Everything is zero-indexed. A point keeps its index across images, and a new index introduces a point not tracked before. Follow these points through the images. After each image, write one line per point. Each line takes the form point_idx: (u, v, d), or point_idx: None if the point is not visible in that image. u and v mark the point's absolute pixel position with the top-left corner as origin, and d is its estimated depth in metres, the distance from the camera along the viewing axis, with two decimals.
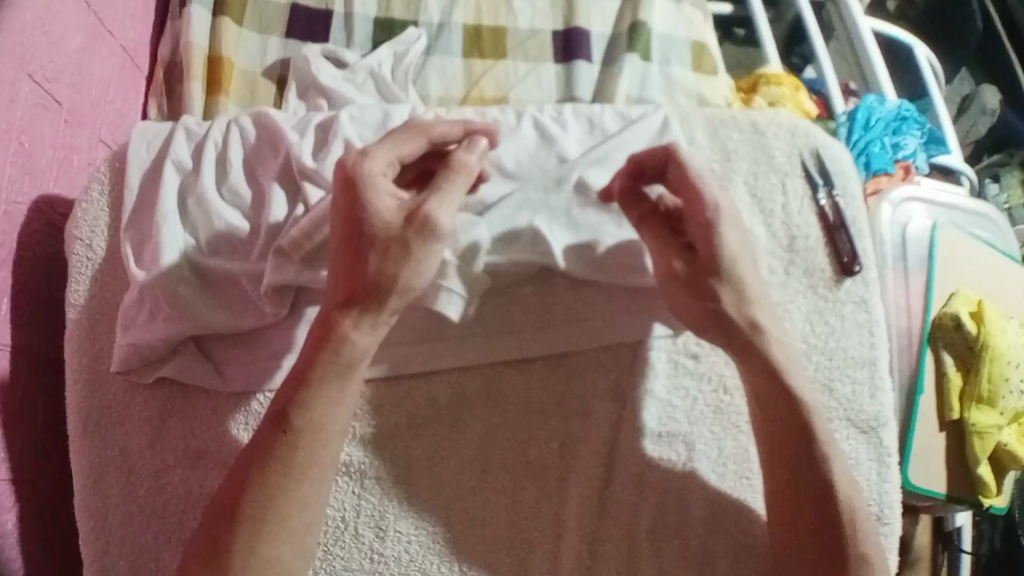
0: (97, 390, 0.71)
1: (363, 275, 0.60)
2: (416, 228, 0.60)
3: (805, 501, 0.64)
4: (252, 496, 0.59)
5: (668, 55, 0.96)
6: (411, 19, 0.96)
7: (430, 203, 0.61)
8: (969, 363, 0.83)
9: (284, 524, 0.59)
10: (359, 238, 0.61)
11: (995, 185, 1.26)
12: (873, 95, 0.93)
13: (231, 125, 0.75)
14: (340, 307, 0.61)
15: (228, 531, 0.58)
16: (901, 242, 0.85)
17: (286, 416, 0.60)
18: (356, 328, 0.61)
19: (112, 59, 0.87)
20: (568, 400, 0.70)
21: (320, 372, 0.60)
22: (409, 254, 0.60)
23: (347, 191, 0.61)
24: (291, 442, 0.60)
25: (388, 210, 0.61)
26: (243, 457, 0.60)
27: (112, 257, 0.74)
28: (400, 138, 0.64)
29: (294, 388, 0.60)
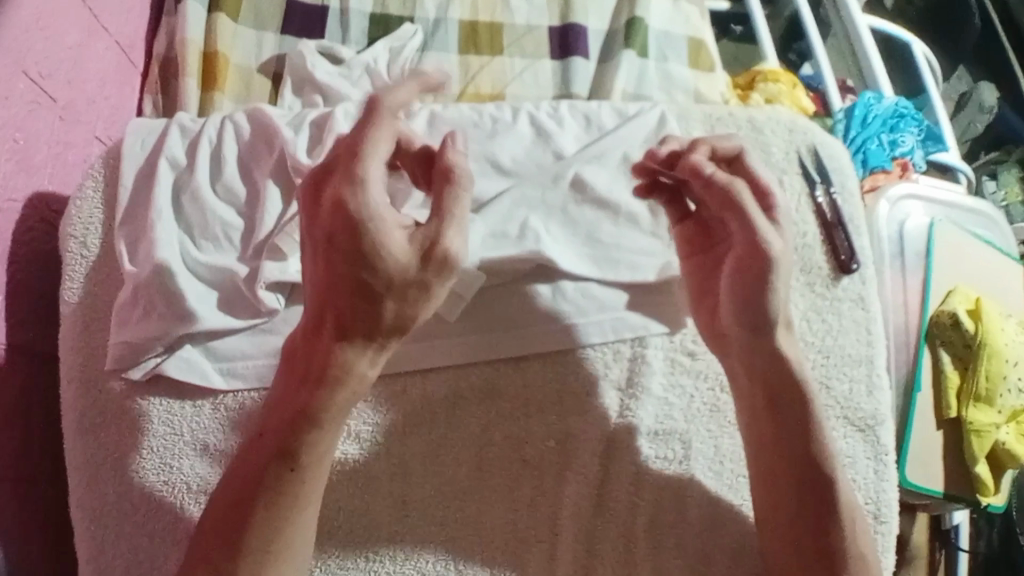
0: (92, 387, 0.70)
1: (366, 309, 0.52)
2: (437, 268, 0.52)
3: (806, 505, 0.63)
4: (256, 528, 0.54)
5: (665, 52, 0.95)
6: (408, 16, 0.95)
7: (446, 236, 0.52)
8: (967, 361, 0.82)
9: (285, 554, 0.56)
10: (372, 285, 0.51)
11: (993, 183, 1.26)
12: (871, 92, 0.92)
13: (226, 122, 0.75)
14: (344, 337, 0.53)
15: (226, 566, 0.54)
16: (898, 239, 0.84)
17: (293, 454, 0.55)
18: (360, 361, 0.54)
19: (108, 55, 0.86)
20: (566, 399, 0.69)
21: (329, 408, 0.55)
22: (428, 295, 0.53)
23: (347, 230, 0.51)
24: (300, 477, 0.55)
25: (399, 248, 0.51)
26: (238, 481, 0.56)
27: (107, 254, 0.74)
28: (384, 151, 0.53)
29: (299, 423, 0.55)
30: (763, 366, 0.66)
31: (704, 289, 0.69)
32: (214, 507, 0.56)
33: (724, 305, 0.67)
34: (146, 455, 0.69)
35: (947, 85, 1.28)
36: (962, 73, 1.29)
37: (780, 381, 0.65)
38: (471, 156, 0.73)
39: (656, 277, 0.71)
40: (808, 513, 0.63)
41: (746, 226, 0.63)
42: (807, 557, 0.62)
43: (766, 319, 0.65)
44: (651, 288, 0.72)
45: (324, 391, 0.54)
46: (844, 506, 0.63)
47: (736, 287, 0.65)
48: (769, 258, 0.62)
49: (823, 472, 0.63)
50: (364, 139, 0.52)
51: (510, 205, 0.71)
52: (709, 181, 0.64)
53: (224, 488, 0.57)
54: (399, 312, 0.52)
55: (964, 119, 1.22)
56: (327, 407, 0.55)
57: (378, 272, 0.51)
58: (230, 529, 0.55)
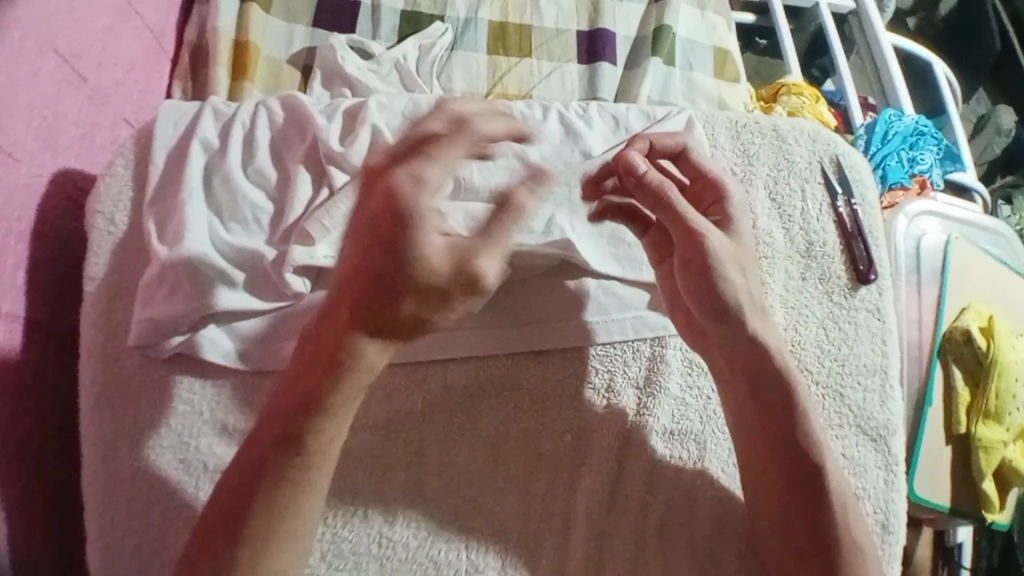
0: (112, 362, 0.71)
1: (388, 311, 0.50)
2: (464, 285, 0.49)
3: (818, 514, 0.63)
4: (257, 513, 0.54)
5: (691, 61, 0.96)
6: (438, 15, 0.97)
7: (481, 256, 0.50)
8: (977, 378, 0.83)
9: (290, 538, 0.56)
10: (400, 286, 0.49)
11: (1007, 207, 1.22)
12: (892, 109, 0.93)
13: (259, 107, 0.75)
14: (363, 331, 0.52)
15: (229, 550, 0.54)
16: (914, 254, 0.85)
17: (297, 439, 0.55)
18: (373, 353, 0.53)
19: (139, 41, 0.88)
20: (584, 395, 0.70)
21: (335, 396, 0.54)
22: (448, 306, 0.50)
23: (389, 221, 0.49)
24: (305, 462, 0.56)
25: (434, 255, 0.49)
26: (241, 462, 0.56)
27: (134, 232, 0.75)
28: (453, 146, 0.51)
29: (306, 410, 0.55)
30: (775, 373, 0.66)
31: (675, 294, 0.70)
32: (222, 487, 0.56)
33: (692, 301, 0.67)
34: (164, 433, 0.69)
35: (967, 105, 1.30)
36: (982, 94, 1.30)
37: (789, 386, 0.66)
38: None
39: None
40: (816, 526, 0.63)
41: (675, 217, 0.66)
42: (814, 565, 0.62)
43: None
44: None
45: (331, 379, 0.54)
46: (846, 515, 0.63)
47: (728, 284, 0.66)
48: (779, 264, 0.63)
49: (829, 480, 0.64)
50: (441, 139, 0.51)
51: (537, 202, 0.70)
52: (642, 179, 0.66)
53: (230, 474, 0.56)
54: (412, 315, 0.50)
55: (982, 140, 1.23)
56: (332, 397, 0.54)
57: (408, 274, 0.49)
58: (233, 514, 0.55)
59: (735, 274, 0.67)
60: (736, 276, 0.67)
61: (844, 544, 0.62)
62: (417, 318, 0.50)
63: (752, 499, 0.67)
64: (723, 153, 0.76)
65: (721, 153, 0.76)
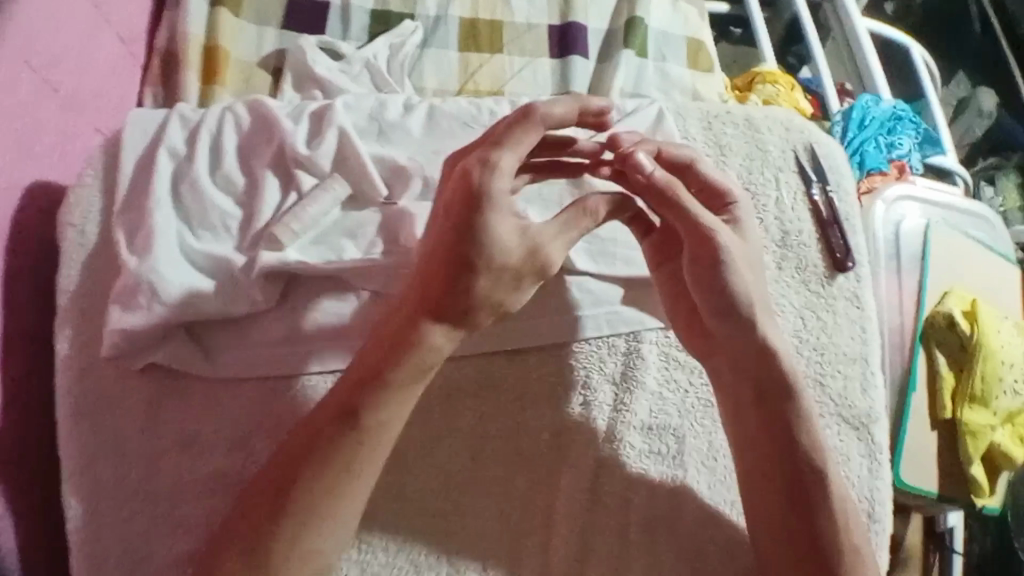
0: (87, 374, 0.70)
1: (462, 289, 0.58)
2: (534, 266, 0.59)
3: (815, 508, 0.63)
4: (305, 486, 0.56)
5: (664, 52, 0.96)
6: (408, 12, 0.97)
7: (549, 243, 0.60)
8: (962, 362, 0.82)
9: (332, 518, 0.56)
10: (477, 264, 0.57)
11: (991, 188, 1.22)
12: (868, 94, 0.92)
13: (225, 113, 0.73)
14: (432, 318, 0.58)
15: (270, 525, 0.55)
16: (894, 239, 0.84)
17: (355, 413, 0.57)
18: (441, 338, 0.58)
19: (110, 49, 0.87)
20: (561, 392, 0.70)
21: (398, 374, 0.58)
22: (519, 286, 0.60)
23: (466, 201, 0.57)
24: (359, 441, 0.57)
25: (508, 237, 0.58)
26: (298, 436, 0.58)
27: (105, 243, 0.74)
28: (520, 140, 0.60)
29: (367, 385, 0.57)
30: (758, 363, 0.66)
31: (681, 293, 0.70)
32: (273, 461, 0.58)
33: (698, 300, 0.67)
34: (140, 445, 0.69)
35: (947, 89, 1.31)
36: (961, 78, 1.32)
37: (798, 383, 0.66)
38: None
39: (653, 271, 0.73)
40: (808, 518, 0.63)
41: (685, 218, 0.65)
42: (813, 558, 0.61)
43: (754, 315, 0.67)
44: (645, 285, 0.74)
45: (398, 357, 0.58)
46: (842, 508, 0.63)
47: (716, 277, 0.66)
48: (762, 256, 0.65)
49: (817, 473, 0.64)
50: (513, 136, 0.60)
51: None
52: (650, 177, 0.66)
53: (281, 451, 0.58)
54: (486, 294, 0.58)
55: (963, 123, 1.22)
56: (394, 373, 0.58)
57: (484, 253, 0.57)
58: (281, 487, 0.56)
59: (747, 272, 0.66)
60: (747, 275, 0.67)
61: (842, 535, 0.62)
62: (489, 297, 0.58)
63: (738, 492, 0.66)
64: (695, 144, 0.76)
65: (693, 145, 0.75)
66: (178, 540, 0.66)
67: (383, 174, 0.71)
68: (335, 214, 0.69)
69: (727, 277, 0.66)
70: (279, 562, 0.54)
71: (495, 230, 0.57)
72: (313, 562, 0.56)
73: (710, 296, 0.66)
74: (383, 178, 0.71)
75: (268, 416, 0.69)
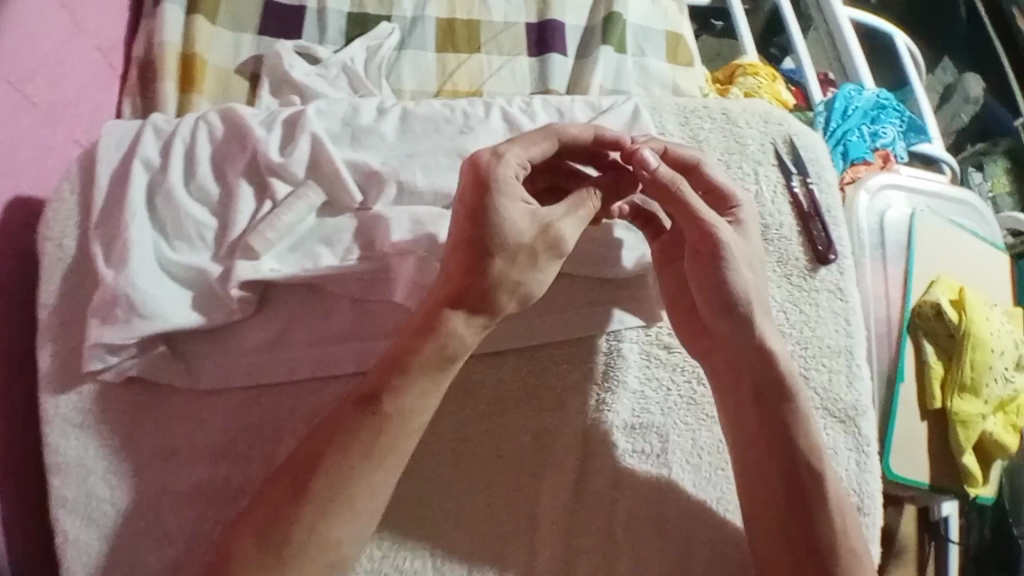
0: (68, 388, 0.70)
1: (480, 271, 0.61)
2: (548, 245, 0.62)
3: (808, 501, 0.63)
4: (325, 472, 0.58)
5: (642, 46, 0.95)
6: (385, 14, 0.97)
7: (560, 222, 0.63)
8: (951, 352, 0.81)
9: (354, 506, 0.58)
10: (491, 243, 0.61)
11: (979, 174, 1.24)
12: (851, 84, 0.91)
13: (199, 123, 0.73)
14: (453, 305, 0.62)
15: (292, 508, 0.57)
16: (879, 229, 0.83)
17: (376, 399, 0.60)
18: (462, 327, 0.62)
19: (87, 60, 0.87)
20: (542, 394, 0.70)
21: (422, 364, 0.61)
22: (535, 264, 0.62)
23: (476, 187, 0.62)
24: (378, 426, 0.59)
25: (520, 217, 0.62)
26: (324, 426, 0.60)
27: (83, 257, 0.74)
28: (531, 139, 0.65)
29: (390, 372, 0.61)
30: (745, 356, 0.67)
31: (681, 293, 0.71)
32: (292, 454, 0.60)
33: (698, 295, 0.69)
34: (122, 457, 0.68)
35: (932, 77, 1.27)
36: (946, 66, 1.27)
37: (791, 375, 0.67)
38: (440, 152, 0.71)
39: (634, 266, 0.72)
40: (802, 511, 0.63)
41: (687, 213, 0.67)
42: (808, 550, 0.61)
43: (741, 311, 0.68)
44: (626, 283, 0.73)
45: (422, 343, 0.61)
46: (838, 499, 0.63)
47: (713, 272, 0.68)
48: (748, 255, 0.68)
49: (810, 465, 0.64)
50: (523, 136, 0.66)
51: None
52: (654, 174, 0.67)
53: (305, 442, 0.60)
54: (503, 274, 0.62)
55: (949, 111, 1.20)
56: (417, 359, 0.61)
57: (496, 232, 0.61)
58: (304, 472, 0.58)
59: (747, 272, 0.68)
60: (747, 271, 0.69)
61: (838, 526, 0.62)
62: (506, 277, 0.62)
63: None
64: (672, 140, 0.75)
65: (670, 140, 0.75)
66: (162, 553, 0.66)
67: (357, 179, 0.70)
68: (310, 221, 0.69)
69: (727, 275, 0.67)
70: (294, 551, 0.56)
71: (506, 210, 0.61)
72: (331, 553, 0.58)
73: (709, 290, 0.68)
74: (357, 183, 0.70)
75: (250, 425, 0.69)
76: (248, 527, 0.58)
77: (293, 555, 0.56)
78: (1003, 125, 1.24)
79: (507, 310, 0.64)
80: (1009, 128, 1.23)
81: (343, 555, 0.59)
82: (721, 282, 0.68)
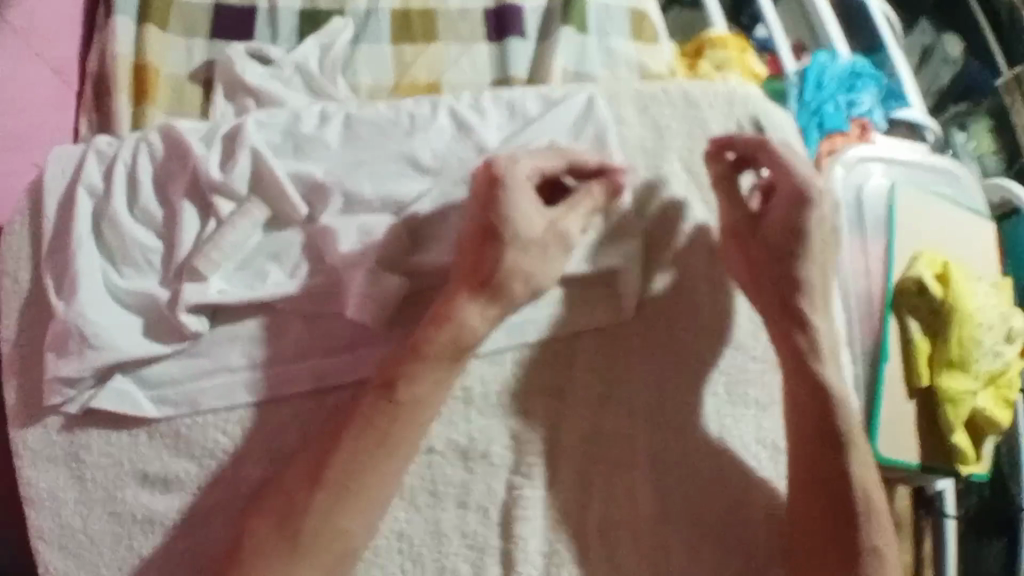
0: (33, 419, 0.69)
1: (486, 265, 0.62)
2: (556, 239, 0.63)
3: (816, 480, 0.66)
4: (337, 463, 0.61)
5: (605, 25, 0.91)
6: (337, 8, 0.91)
7: (566, 218, 0.64)
8: (936, 328, 0.78)
9: (366, 496, 0.61)
10: (501, 236, 0.62)
11: (962, 135, 1.10)
12: (825, 52, 0.86)
13: (139, 143, 0.70)
14: (469, 294, 0.63)
15: (307, 496, 0.61)
16: (856, 203, 0.80)
17: (393, 387, 0.62)
18: (472, 316, 0.62)
19: (41, 81, 0.83)
20: (503, 399, 0.68)
21: (433, 346, 0.62)
22: (547, 258, 0.63)
23: (490, 186, 0.63)
24: (391, 414, 0.62)
25: (529, 214, 0.62)
26: (346, 415, 0.63)
27: (36, 290, 0.71)
28: (543, 154, 0.65)
29: (408, 359, 0.62)
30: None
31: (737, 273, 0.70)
32: (311, 451, 0.64)
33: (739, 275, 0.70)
34: (91, 488, 0.68)
35: (908, 38, 1.14)
36: (926, 24, 1.13)
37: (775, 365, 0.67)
38: (387, 157, 0.68)
39: (588, 268, 0.68)
40: (813, 481, 0.66)
41: None
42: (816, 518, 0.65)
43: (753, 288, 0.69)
44: (588, 280, 0.69)
45: (433, 329, 0.63)
46: (862, 472, 0.66)
47: (741, 256, 0.69)
48: (750, 241, 0.69)
49: (801, 444, 0.67)
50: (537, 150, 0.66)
51: (434, 210, 0.67)
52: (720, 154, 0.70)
53: (326, 434, 0.64)
54: (515, 265, 0.62)
55: (929, 73, 1.12)
56: (430, 347, 0.62)
57: (508, 225, 0.62)
58: (317, 466, 0.62)
59: (761, 260, 0.68)
60: (754, 263, 0.68)
61: (857, 496, 0.65)
62: (517, 266, 0.62)
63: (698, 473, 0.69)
64: (630, 128, 0.72)
65: (629, 129, 0.72)
66: None
67: (302, 191, 0.68)
68: (257, 238, 0.67)
69: (751, 251, 0.69)
70: (308, 536, 0.60)
71: (518, 205, 0.62)
72: (340, 542, 0.61)
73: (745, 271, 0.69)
74: (301, 197, 0.68)
75: (211, 450, 0.67)
76: (267, 514, 0.62)
77: (306, 545, 0.60)
78: (984, 84, 1.11)
79: (520, 299, 0.63)
80: (989, 88, 1.10)
81: (356, 544, 0.62)
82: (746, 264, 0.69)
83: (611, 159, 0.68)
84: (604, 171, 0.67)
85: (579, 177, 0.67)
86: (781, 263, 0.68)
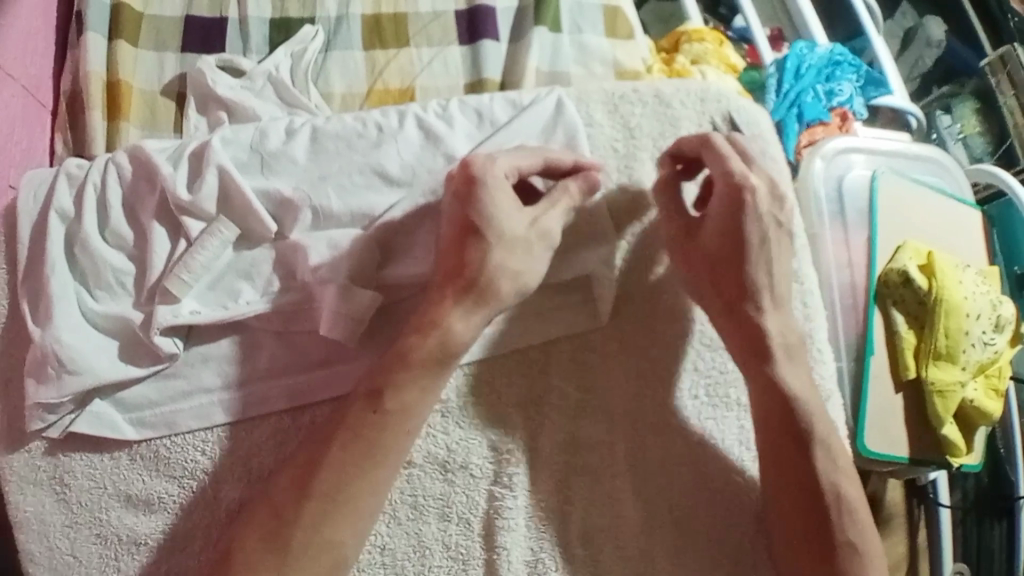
0: (14, 445, 0.69)
1: (470, 266, 0.62)
2: (540, 237, 0.63)
3: (800, 479, 0.65)
4: (326, 473, 0.60)
5: (579, 22, 0.89)
6: (308, 16, 0.90)
7: (546, 215, 0.64)
8: (923, 320, 0.77)
9: (355, 505, 0.60)
10: (485, 235, 0.62)
11: (947, 116, 1.09)
12: (803, 41, 0.85)
13: (108, 164, 0.70)
14: (455, 298, 0.62)
15: (295, 508, 0.60)
16: (838, 194, 0.79)
17: (379, 397, 0.61)
18: (457, 318, 0.61)
19: (14, 102, 0.81)
20: (481, 409, 0.67)
21: (418, 353, 0.61)
22: (531, 254, 0.63)
23: (467, 187, 0.62)
24: (380, 423, 0.60)
25: (508, 215, 0.62)
26: (332, 425, 0.62)
27: (15, 316, 0.71)
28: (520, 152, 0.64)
29: (390, 371, 0.61)
30: (733, 330, 0.67)
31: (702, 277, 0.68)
32: (294, 463, 0.62)
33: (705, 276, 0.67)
34: (76, 510, 0.68)
35: (889, 22, 1.12)
36: (907, 7, 1.11)
37: (757, 364, 0.66)
38: (355, 169, 0.68)
39: (564, 274, 0.67)
40: (798, 481, 0.65)
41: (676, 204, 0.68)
42: (803, 517, 0.64)
43: (730, 288, 0.67)
44: (560, 286, 0.68)
45: (417, 336, 0.62)
46: (830, 472, 0.65)
47: (718, 252, 0.67)
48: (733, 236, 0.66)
49: (787, 440, 0.65)
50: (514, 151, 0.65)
51: (406, 219, 0.67)
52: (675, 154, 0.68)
53: (310, 443, 0.63)
54: (501, 263, 0.62)
55: (910, 57, 1.09)
56: (416, 355, 0.61)
57: (491, 225, 0.62)
58: (306, 476, 0.60)
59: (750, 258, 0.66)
60: (740, 258, 0.66)
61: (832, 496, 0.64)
62: (503, 266, 0.62)
63: (680, 474, 0.68)
64: (602, 130, 0.72)
65: (601, 131, 0.72)
66: None
67: (270, 208, 0.68)
68: (228, 256, 0.67)
69: (723, 252, 0.67)
70: (298, 551, 0.59)
71: (497, 204, 0.62)
72: (333, 552, 0.60)
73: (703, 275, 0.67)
74: (271, 213, 0.67)
75: (191, 470, 0.67)
76: (254, 528, 0.61)
77: (296, 556, 0.59)
78: (969, 65, 1.09)
79: (507, 298, 0.63)
80: (975, 69, 1.09)
81: (346, 557, 0.61)
82: (713, 262, 0.67)
83: (583, 157, 0.67)
84: (579, 170, 0.66)
85: (553, 177, 0.67)
86: (756, 260, 0.66)
